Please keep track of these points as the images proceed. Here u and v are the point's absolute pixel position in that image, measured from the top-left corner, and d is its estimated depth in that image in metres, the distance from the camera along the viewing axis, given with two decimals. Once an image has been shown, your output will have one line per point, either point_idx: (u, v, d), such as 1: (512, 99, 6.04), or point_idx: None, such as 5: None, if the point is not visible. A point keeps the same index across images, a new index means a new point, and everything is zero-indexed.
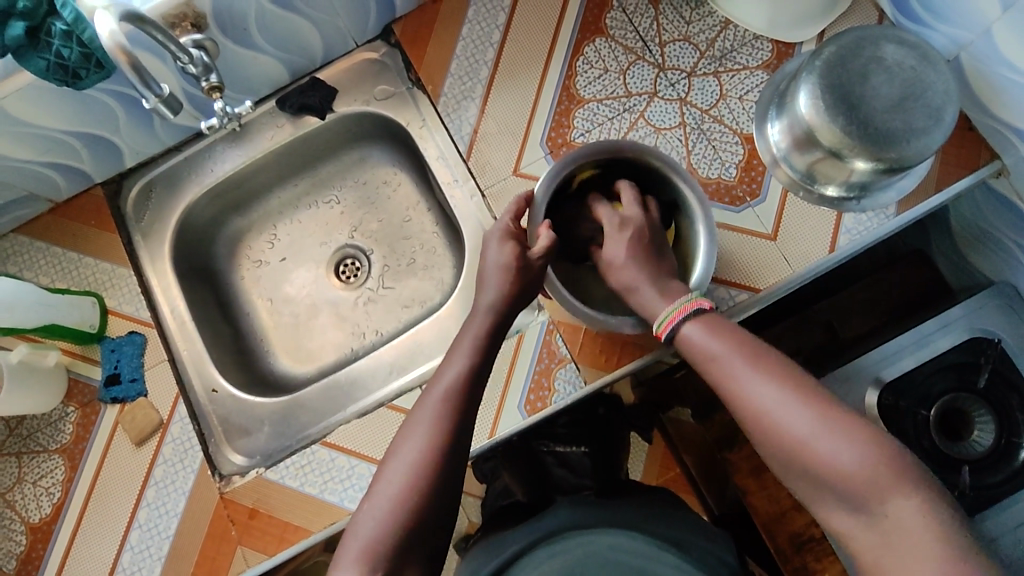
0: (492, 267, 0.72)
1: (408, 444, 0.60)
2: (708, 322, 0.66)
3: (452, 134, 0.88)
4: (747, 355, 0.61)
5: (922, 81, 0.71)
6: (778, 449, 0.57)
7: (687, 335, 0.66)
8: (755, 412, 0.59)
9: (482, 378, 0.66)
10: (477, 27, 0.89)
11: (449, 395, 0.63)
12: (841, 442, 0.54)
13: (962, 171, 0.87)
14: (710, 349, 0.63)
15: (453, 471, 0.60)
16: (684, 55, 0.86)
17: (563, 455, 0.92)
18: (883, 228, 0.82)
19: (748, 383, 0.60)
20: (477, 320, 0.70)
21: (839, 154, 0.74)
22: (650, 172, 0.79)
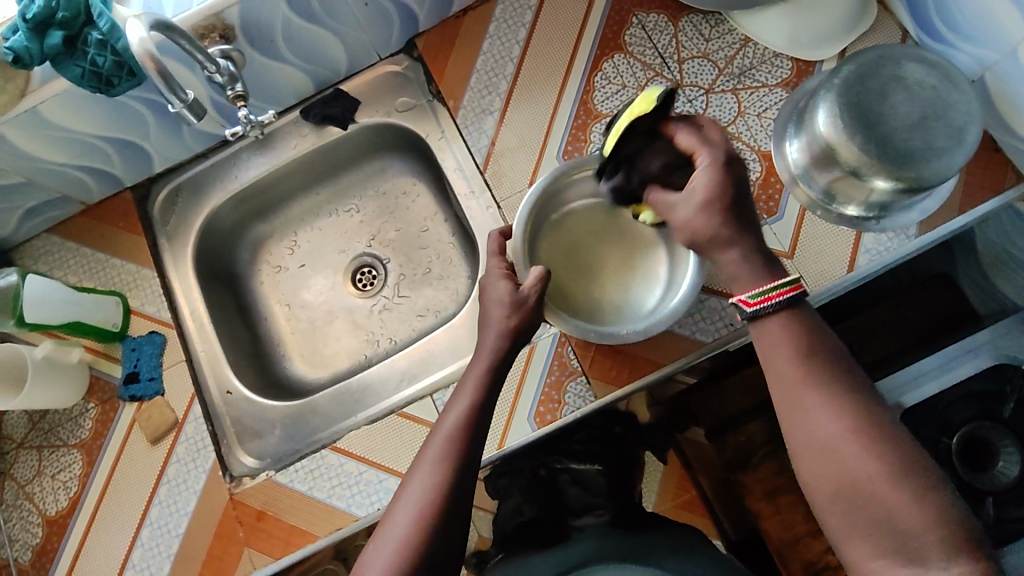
0: (493, 301, 0.70)
1: (414, 481, 0.59)
2: (802, 322, 0.56)
3: (470, 146, 0.89)
4: (829, 370, 0.54)
5: (944, 100, 0.70)
6: (819, 463, 0.52)
7: (773, 327, 0.56)
8: (816, 429, 0.52)
9: (486, 418, 0.64)
10: (498, 43, 0.90)
11: (456, 432, 0.61)
12: (906, 492, 0.48)
13: (987, 192, 0.83)
14: (779, 353, 0.55)
15: (461, 504, 0.58)
16: (702, 72, 0.86)
17: (578, 472, 0.84)
18: (904, 249, 0.82)
19: (818, 400, 0.53)
20: (481, 360, 0.67)
21: (857, 173, 0.73)
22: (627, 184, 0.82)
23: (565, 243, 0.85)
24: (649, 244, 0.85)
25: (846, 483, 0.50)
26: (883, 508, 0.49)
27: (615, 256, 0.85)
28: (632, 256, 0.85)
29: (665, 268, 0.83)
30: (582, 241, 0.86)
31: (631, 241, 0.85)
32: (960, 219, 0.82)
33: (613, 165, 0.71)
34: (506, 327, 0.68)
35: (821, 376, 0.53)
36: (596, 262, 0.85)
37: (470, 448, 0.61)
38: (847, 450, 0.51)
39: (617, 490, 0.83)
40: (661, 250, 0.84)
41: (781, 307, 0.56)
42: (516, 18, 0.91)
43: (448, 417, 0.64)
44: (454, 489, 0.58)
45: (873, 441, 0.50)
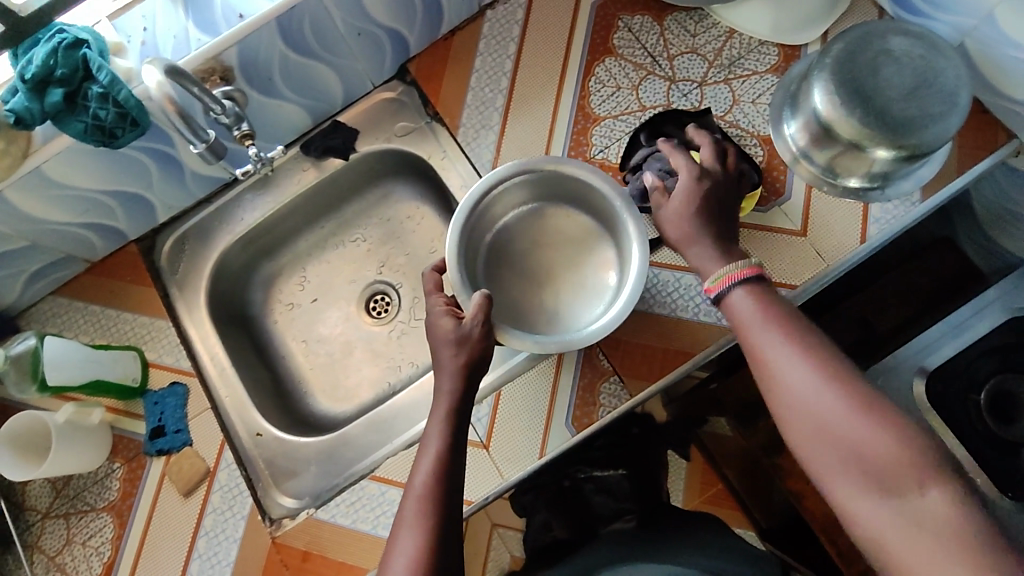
0: (441, 341, 0.69)
1: (398, 547, 0.57)
2: (759, 292, 0.62)
3: (474, 162, 0.90)
4: (787, 334, 0.59)
5: (934, 68, 0.73)
6: (786, 408, 0.56)
7: (735, 301, 0.62)
8: (785, 386, 0.56)
9: (457, 464, 0.63)
10: (489, 59, 0.92)
11: (428, 489, 0.60)
12: (873, 428, 0.51)
13: (981, 154, 0.84)
14: (743, 316, 0.61)
15: (449, 559, 0.57)
16: (693, 66, 0.89)
17: (602, 480, 0.85)
18: (910, 216, 0.82)
19: (781, 360, 0.57)
20: (440, 405, 0.66)
21: (860, 146, 0.75)
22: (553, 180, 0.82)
23: (507, 255, 0.86)
24: (587, 236, 0.85)
25: (821, 429, 0.54)
26: (850, 441, 0.52)
27: (558, 261, 0.86)
28: (575, 261, 0.85)
29: (610, 273, 0.83)
30: (524, 251, 0.87)
31: (575, 246, 0.86)
32: (958, 182, 0.83)
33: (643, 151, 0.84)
34: (457, 366, 0.67)
35: (781, 339, 0.58)
36: (537, 269, 0.86)
37: (447, 496, 0.60)
38: (814, 400, 0.54)
39: (642, 492, 0.86)
40: (599, 238, 0.85)
41: (742, 287, 0.62)
42: (504, 34, 0.93)
43: (416, 474, 0.62)
44: (437, 543, 0.57)
45: (837, 389, 0.54)
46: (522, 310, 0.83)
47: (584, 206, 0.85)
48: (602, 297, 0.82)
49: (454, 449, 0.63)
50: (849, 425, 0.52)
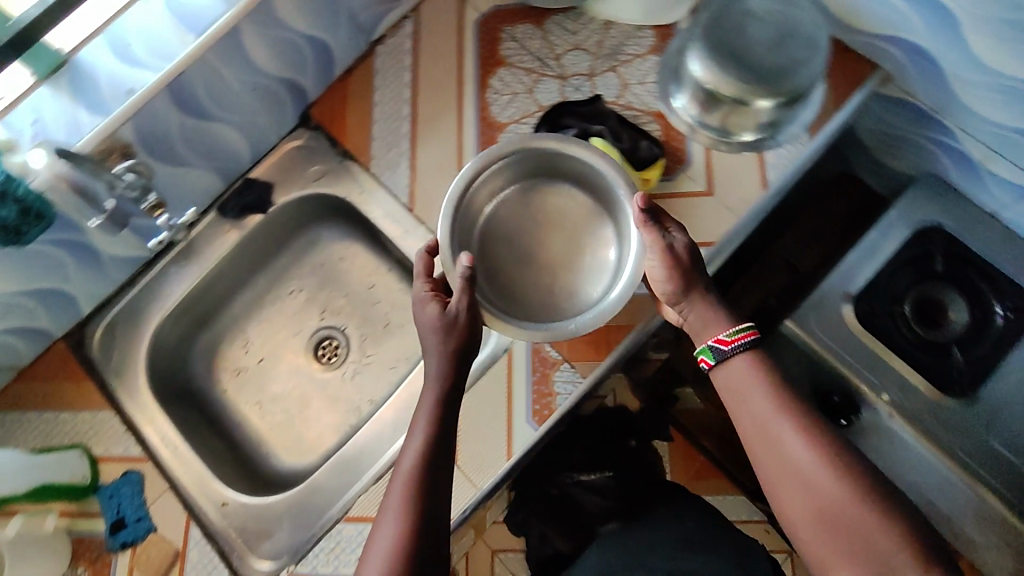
0: (426, 328, 0.70)
1: (380, 531, 0.61)
2: (760, 362, 0.69)
3: (392, 189, 0.92)
4: (789, 413, 0.65)
5: (791, 21, 0.79)
6: (790, 482, 0.63)
7: (738, 368, 0.69)
8: (789, 463, 0.63)
9: (445, 449, 0.66)
10: (387, 91, 0.95)
11: (416, 471, 0.64)
12: (869, 513, 0.59)
13: (852, 87, 0.88)
14: (742, 380, 0.68)
15: (432, 545, 0.61)
16: (580, 62, 0.93)
17: (588, 482, 1.01)
18: (803, 155, 0.86)
19: (786, 438, 0.64)
20: (428, 392, 0.68)
21: (743, 101, 0.81)
22: (545, 157, 0.82)
23: (503, 233, 0.83)
24: (585, 215, 0.83)
25: (823, 508, 0.61)
26: (831, 509, 0.60)
27: (559, 241, 0.84)
28: (576, 237, 0.83)
29: (609, 250, 0.82)
30: (521, 229, 0.84)
31: (572, 223, 0.84)
32: (838, 116, 0.88)
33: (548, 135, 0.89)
34: (444, 353, 0.69)
35: (785, 418, 0.65)
36: (538, 251, 0.83)
37: (432, 477, 0.64)
38: (816, 479, 0.62)
39: (624, 488, 1.00)
40: (600, 216, 0.83)
41: (745, 349, 0.69)
42: (396, 65, 0.96)
43: (403, 460, 0.65)
44: (422, 526, 0.61)
45: (836, 471, 0.61)
46: (526, 292, 0.81)
47: (581, 181, 0.83)
48: (602, 281, 0.80)
49: (439, 436, 0.66)
50: (829, 493, 0.61)
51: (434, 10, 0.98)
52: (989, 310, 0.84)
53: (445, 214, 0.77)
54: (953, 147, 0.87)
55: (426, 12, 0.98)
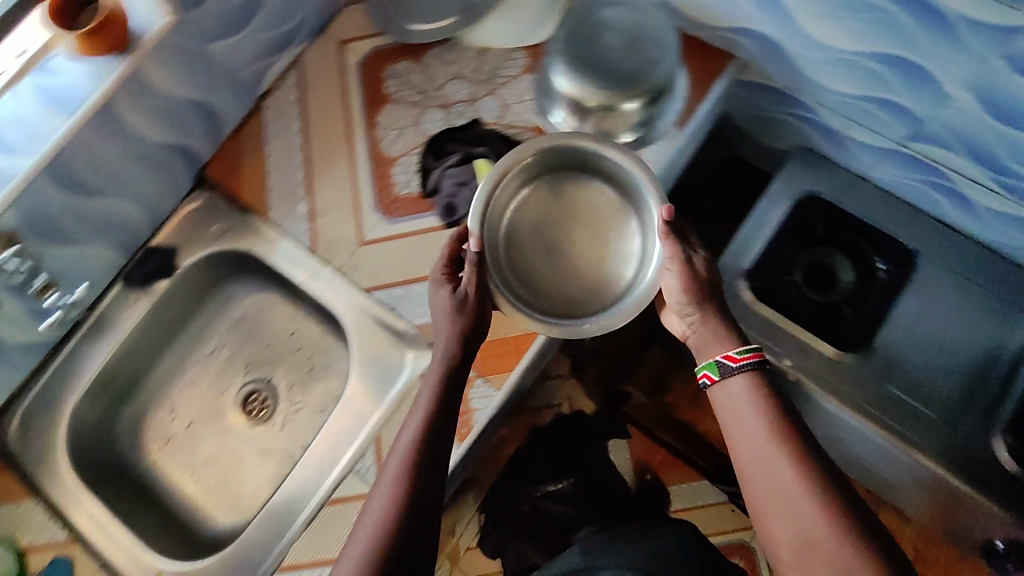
0: (437, 311, 0.77)
1: (375, 497, 0.68)
2: (757, 386, 0.71)
3: (293, 235, 0.93)
4: (782, 441, 0.67)
5: (640, 26, 0.86)
6: (776, 508, 0.65)
7: (733, 391, 0.72)
8: (776, 489, 0.65)
9: (439, 432, 0.71)
10: (279, 142, 0.97)
11: (411, 451, 0.70)
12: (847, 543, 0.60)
13: (710, 78, 0.93)
14: (747, 409, 0.70)
15: (416, 518, 0.66)
16: (461, 89, 0.97)
17: (554, 491, 1.15)
18: (675, 148, 0.91)
19: (776, 465, 0.66)
20: (432, 371, 0.75)
21: (610, 107, 0.86)
22: (575, 157, 0.84)
23: (531, 230, 0.84)
24: (613, 214, 0.84)
25: (805, 537, 0.62)
26: (812, 537, 0.62)
27: (585, 240, 0.84)
28: (604, 236, 0.84)
29: (634, 254, 0.83)
30: (553, 224, 0.85)
31: (605, 221, 0.85)
32: (703, 109, 0.92)
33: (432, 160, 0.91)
34: (455, 333, 0.76)
35: (776, 444, 0.67)
36: (565, 249, 0.84)
37: (425, 458, 0.69)
38: (802, 509, 0.63)
39: (588, 494, 1.15)
40: (625, 215, 0.84)
41: (749, 370, 0.72)
42: (284, 115, 0.98)
43: (405, 433, 0.72)
44: (411, 502, 0.67)
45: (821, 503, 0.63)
46: (548, 288, 0.82)
47: (612, 180, 0.84)
48: (624, 278, 0.82)
49: (440, 416, 0.72)
50: (813, 524, 0.62)
51: (314, 59, 1.01)
52: (871, 265, 0.93)
53: (474, 205, 0.80)
54: (814, 119, 0.94)
55: (308, 61, 1.01)
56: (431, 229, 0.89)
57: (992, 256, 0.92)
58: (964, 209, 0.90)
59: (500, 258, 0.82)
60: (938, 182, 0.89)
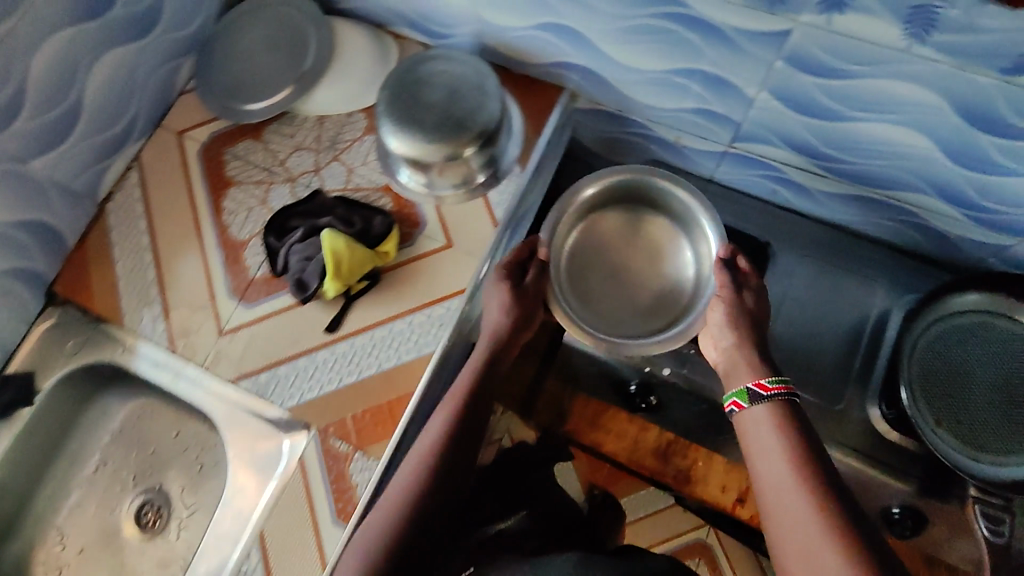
0: (490, 309, 0.85)
1: (402, 469, 0.75)
2: (777, 414, 0.71)
3: (151, 338, 0.91)
4: (795, 468, 0.66)
5: (456, 74, 0.87)
6: (787, 539, 0.63)
7: (754, 415, 0.72)
8: (786, 518, 0.63)
9: (466, 428, 0.78)
10: (127, 244, 0.95)
11: (439, 439, 0.76)
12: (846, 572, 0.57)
13: (546, 110, 0.96)
14: (764, 433, 0.70)
15: (430, 503, 0.72)
16: (304, 161, 0.96)
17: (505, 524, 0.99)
18: (520, 186, 0.93)
19: (787, 492, 0.65)
20: (473, 357, 0.84)
21: (451, 156, 0.85)
22: (636, 191, 0.95)
23: (590, 255, 0.95)
24: (670, 242, 0.94)
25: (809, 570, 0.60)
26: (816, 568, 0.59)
27: (640, 264, 0.95)
28: (660, 261, 0.94)
29: (688, 279, 0.93)
30: (610, 254, 0.96)
31: (661, 247, 0.95)
32: (540, 143, 0.95)
33: (277, 236, 0.90)
34: (504, 325, 0.84)
35: (786, 470, 0.66)
36: (623, 272, 0.95)
37: (447, 451, 0.75)
38: (809, 540, 0.61)
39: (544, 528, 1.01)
40: (681, 240, 0.94)
41: (779, 400, 0.72)
42: (130, 216, 0.96)
43: (438, 416, 0.79)
44: (427, 489, 0.73)
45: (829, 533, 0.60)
46: (600, 308, 0.93)
47: (667, 211, 0.95)
48: (678, 299, 0.92)
49: (468, 411, 0.79)
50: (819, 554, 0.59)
51: (154, 153, 0.99)
52: None
53: (549, 220, 0.91)
54: (651, 134, 0.97)
55: (148, 156, 0.99)
56: (289, 307, 0.88)
57: (835, 236, 0.96)
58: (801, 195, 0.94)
59: (564, 275, 0.94)
60: (773, 174, 0.92)
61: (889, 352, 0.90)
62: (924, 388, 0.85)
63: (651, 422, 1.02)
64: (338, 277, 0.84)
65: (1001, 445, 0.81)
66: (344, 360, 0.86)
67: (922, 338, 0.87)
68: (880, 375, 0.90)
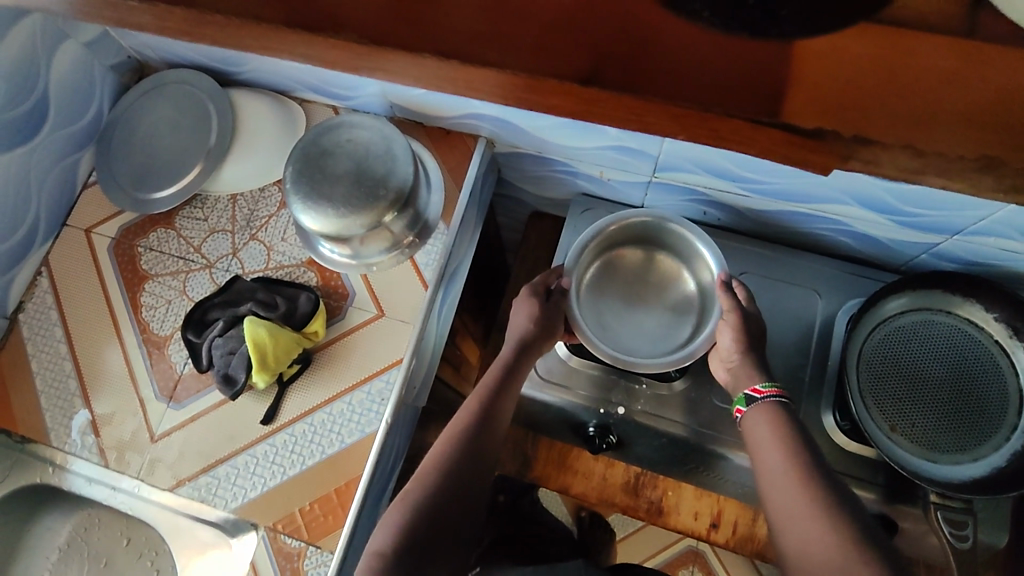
0: (518, 317, 0.84)
1: (427, 458, 0.72)
2: (771, 410, 0.72)
3: (80, 452, 0.86)
4: (780, 448, 0.68)
5: (362, 140, 0.84)
6: (775, 511, 0.64)
7: (753, 414, 0.74)
8: (771, 491, 0.66)
9: (489, 424, 0.75)
10: (44, 355, 0.90)
11: (461, 432, 0.74)
12: (819, 531, 0.59)
13: (465, 160, 0.93)
14: (760, 431, 0.71)
15: (450, 502, 0.69)
16: (221, 244, 0.93)
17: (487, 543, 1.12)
18: (448, 242, 0.90)
19: (771, 467, 0.67)
20: (503, 353, 0.82)
21: (371, 226, 0.82)
22: (647, 232, 0.92)
23: (607, 283, 0.93)
24: (678, 276, 0.92)
25: (791, 534, 0.62)
26: (795, 531, 0.61)
27: (652, 291, 0.93)
28: (665, 285, 0.93)
29: (695, 305, 0.90)
30: (625, 282, 0.94)
31: (671, 280, 0.93)
32: (462, 195, 0.92)
33: (196, 330, 0.86)
34: (533, 328, 0.83)
35: (772, 451, 0.68)
36: (637, 299, 0.93)
37: (470, 451, 0.72)
38: (787, 507, 0.63)
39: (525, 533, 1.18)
40: (687, 275, 0.92)
41: (773, 401, 0.73)
42: (45, 325, 0.91)
43: (463, 406, 0.77)
44: (448, 485, 0.69)
45: (804, 497, 0.62)
46: (616, 333, 0.90)
47: (674, 250, 0.92)
48: (688, 322, 0.90)
49: (488, 412, 0.76)
50: (815, 534, 0.59)
51: (62, 255, 0.94)
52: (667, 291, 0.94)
53: (578, 240, 0.90)
54: (574, 171, 0.95)
55: (57, 259, 0.94)
56: (220, 403, 0.85)
57: (769, 249, 0.96)
58: (730, 212, 0.93)
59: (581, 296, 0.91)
60: (697, 196, 0.91)
61: (837, 359, 0.89)
62: (876, 395, 0.84)
63: (615, 459, 1.01)
64: (265, 368, 0.81)
65: (955, 442, 0.81)
66: (285, 450, 0.82)
67: (866, 346, 0.86)
68: (832, 383, 0.88)
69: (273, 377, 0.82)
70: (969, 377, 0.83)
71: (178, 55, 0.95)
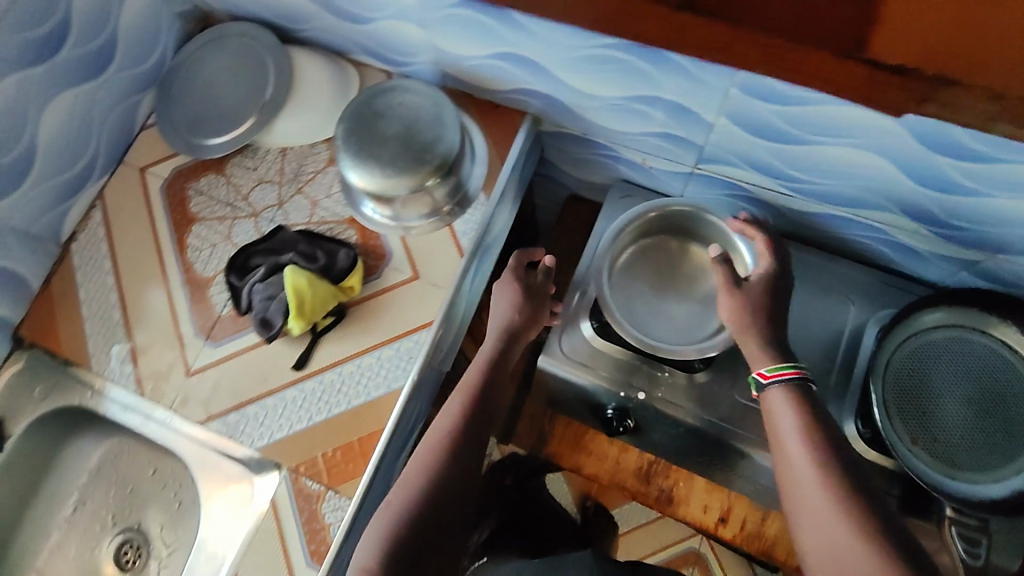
0: (499, 307, 0.86)
1: (427, 438, 0.74)
2: (795, 396, 0.68)
3: (119, 380, 0.89)
4: (805, 439, 0.64)
5: (413, 106, 0.86)
6: (797, 506, 0.61)
7: (774, 397, 0.70)
8: (793, 486, 0.62)
9: (482, 413, 0.77)
10: (92, 284, 0.94)
11: (457, 420, 0.75)
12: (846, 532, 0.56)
13: (511, 135, 0.94)
14: (781, 416, 0.68)
15: (454, 482, 0.70)
16: (268, 194, 0.96)
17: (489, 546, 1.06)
18: (487, 213, 0.91)
19: (793, 459, 0.63)
20: (490, 342, 0.83)
21: (414, 187, 0.83)
22: (686, 222, 0.93)
23: (640, 270, 0.94)
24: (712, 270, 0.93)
25: (814, 531, 0.58)
26: (817, 524, 0.58)
27: (685, 283, 0.93)
28: (699, 278, 0.93)
29: None
30: (659, 270, 0.94)
31: (705, 274, 0.93)
32: (505, 169, 0.93)
33: (238, 274, 0.90)
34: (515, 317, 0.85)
35: (795, 441, 0.64)
36: (670, 288, 0.93)
37: (466, 438, 0.74)
38: (811, 503, 0.60)
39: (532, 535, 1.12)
40: None
41: (786, 385, 0.70)
42: (94, 257, 0.95)
43: (457, 390, 0.79)
44: (450, 467, 0.71)
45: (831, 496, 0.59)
46: (644, 319, 0.91)
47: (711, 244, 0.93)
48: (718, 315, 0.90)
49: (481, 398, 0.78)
50: (838, 530, 0.57)
51: (116, 192, 0.98)
52: None
53: (617, 222, 0.92)
54: (617, 156, 0.96)
55: (111, 194, 0.98)
56: (254, 345, 0.88)
57: (805, 253, 0.96)
58: (770, 211, 0.93)
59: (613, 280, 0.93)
60: (737, 192, 0.92)
61: (864, 369, 0.88)
62: (899, 408, 0.83)
63: (630, 444, 1.02)
64: (302, 316, 0.84)
65: (976, 462, 0.81)
66: (314, 397, 0.85)
67: (894, 359, 0.85)
68: (856, 391, 0.88)
69: (307, 326, 0.85)
70: (994, 398, 0.82)
71: (243, 8, 0.98)
